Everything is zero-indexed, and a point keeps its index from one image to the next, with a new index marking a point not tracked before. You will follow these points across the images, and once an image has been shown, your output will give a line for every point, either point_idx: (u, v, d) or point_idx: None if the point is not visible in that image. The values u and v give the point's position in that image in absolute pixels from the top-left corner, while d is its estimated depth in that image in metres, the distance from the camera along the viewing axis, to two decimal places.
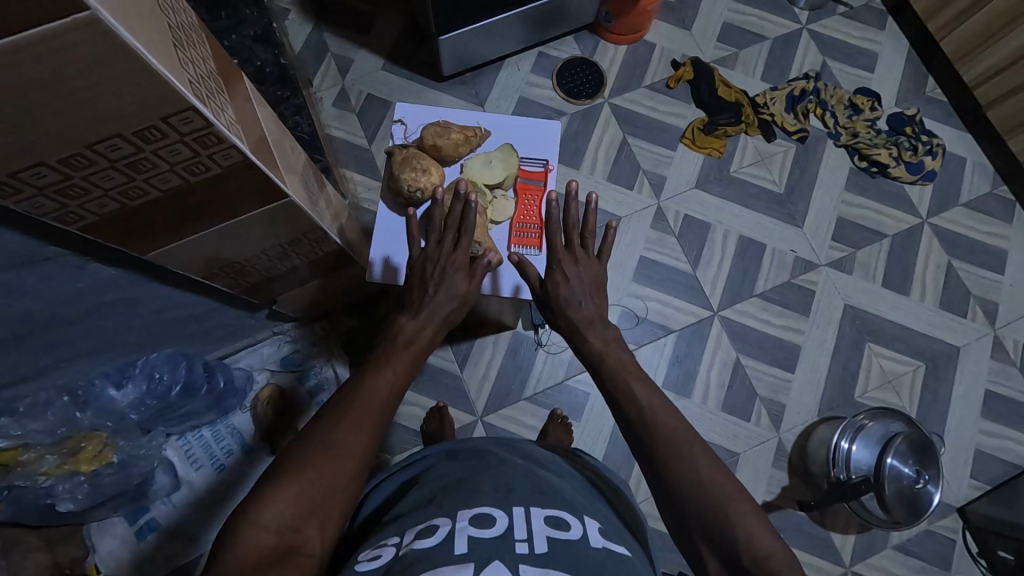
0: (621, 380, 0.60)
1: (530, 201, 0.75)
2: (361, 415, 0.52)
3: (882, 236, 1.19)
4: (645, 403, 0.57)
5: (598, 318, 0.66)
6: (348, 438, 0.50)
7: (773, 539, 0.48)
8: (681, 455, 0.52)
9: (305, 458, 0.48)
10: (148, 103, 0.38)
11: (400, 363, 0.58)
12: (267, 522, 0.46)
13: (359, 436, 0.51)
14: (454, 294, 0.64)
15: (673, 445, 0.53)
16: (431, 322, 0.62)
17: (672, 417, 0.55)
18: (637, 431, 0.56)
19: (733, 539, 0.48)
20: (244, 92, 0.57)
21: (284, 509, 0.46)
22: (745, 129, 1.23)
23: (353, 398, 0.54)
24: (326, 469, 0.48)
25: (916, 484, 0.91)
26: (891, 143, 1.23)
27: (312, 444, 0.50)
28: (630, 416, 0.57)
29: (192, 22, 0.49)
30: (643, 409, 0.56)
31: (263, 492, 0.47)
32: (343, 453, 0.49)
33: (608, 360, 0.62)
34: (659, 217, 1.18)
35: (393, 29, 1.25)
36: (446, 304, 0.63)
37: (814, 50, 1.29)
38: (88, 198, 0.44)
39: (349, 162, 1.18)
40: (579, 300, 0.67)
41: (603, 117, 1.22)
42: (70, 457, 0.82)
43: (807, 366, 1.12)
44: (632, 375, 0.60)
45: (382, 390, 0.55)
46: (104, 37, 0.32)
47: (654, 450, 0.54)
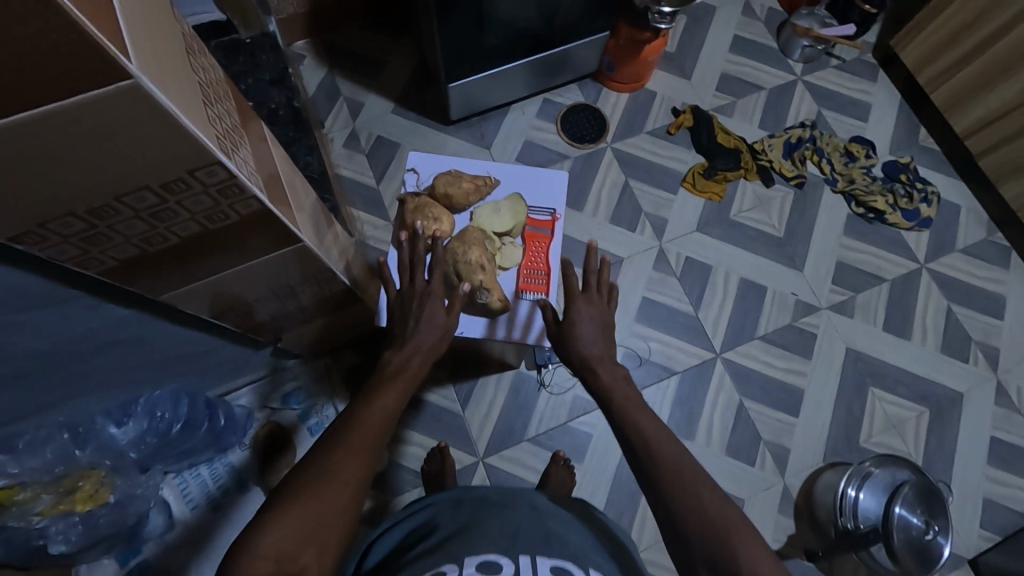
0: (626, 408, 0.61)
1: (537, 249, 0.78)
2: (358, 441, 0.52)
3: (880, 280, 1.20)
4: (647, 428, 0.58)
5: (604, 357, 0.66)
6: (347, 464, 0.50)
7: (775, 565, 0.48)
8: (686, 481, 0.52)
9: (303, 486, 0.48)
10: (177, 160, 0.40)
11: (397, 388, 0.58)
12: (264, 550, 0.45)
13: (357, 461, 0.51)
14: (440, 325, 0.63)
15: (674, 469, 0.53)
16: (422, 353, 0.62)
17: (671, 443, 0.56)
18: (638, 456, 0.56)
19: (733, 562, 0.47)
20: (261, 138, 0.59)
21: (281, 536, 0.46)
22: (744, 174, 1.26)
23: (352, 424, 0.54)
24: (323, 497, 0.48)
25: (925, 535, 0.88)
26: (887, 190, 1.26)
27: (308, 473, 0.49)
28: (635, 442, 0.57)
29: (219, 80, 0.51)
30: (644, 436, 0.57)
31: (261, 521, 0.47)
32: (340, 477, 0.49)
33: (616, 390, 0.63)
34: (661, 258, 1.19)
35: (403, 75, 1.29)
36: (429, 334, 0.63)
37: (809, 100, 1.34)
38: (110, 245, 0.45)
39: (357, 202, 1.21)
40: (592, 341, 0.67)
41: (606, 161, 1.26)
42: (65, 496, 0.79)
43: (810, 410, 1.11)
44: (636, 406, 0.61)
45: (376, 415, 0.55)
46: (143, 100, 0.34)
47: (657, 475, 0.54)
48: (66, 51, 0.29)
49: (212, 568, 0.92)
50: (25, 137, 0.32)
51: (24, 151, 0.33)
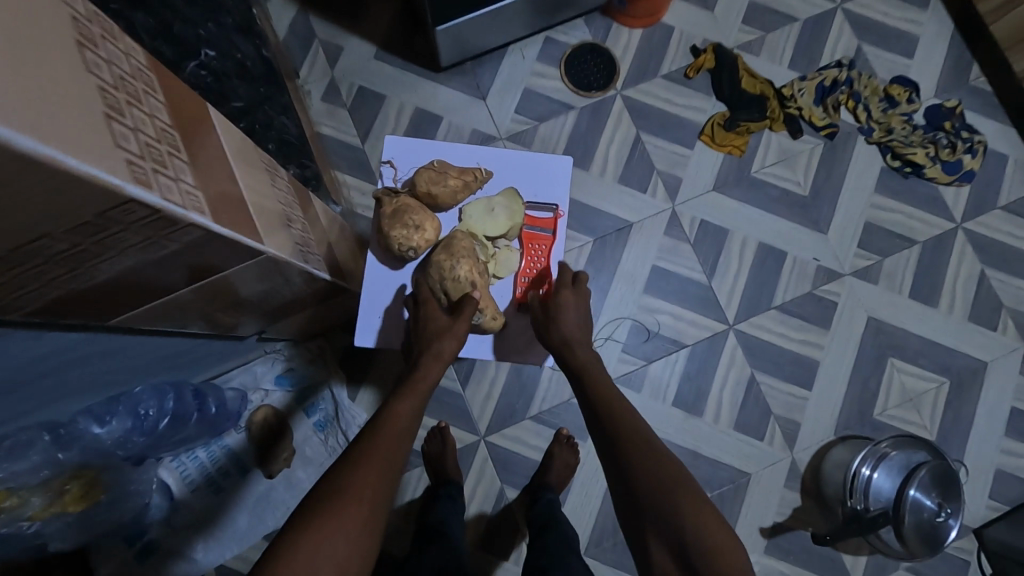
0: (605, 392, 0.68)
1: (535, 250, 0.78)
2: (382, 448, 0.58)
3: (911, 243, 1.11)
4: (616, 410, 0.66)
5: (579, 338, 0.71)
6: (375, 471, 0.55)
7: (716, 520, 0.55)
8: (641, 449, 0.61)
9: (335, 496, 0.52)
10: (78, 205, 0.31)
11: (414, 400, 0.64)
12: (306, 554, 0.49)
13: (384, 466, 0.56)
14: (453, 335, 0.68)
15: (635, 447, 0.62)
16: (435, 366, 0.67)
17: (641, 429, 0.64)
18: (606, 430, 0.65)
19: (682, 530, 0.54)
20: (203, 128, 0.50)
21: (326, 541, 0.50)
22: (770, 125, 1.13)
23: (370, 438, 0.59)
24: (345, 507, 0.52)
25: (936, 517, 0.87)
26: (928, 140, 1.13)
27: (337, 483, 0.54)
28: (602, 417, 0.66)
29: (135, 67, 0.42)
30: (614, 421, 0.65)
31: (296, 531, 0.50)
32: (371, 479, 0.55)
33: (597, 373, 0.70)
34: (674, 223, 1.10)
35: (385, 12, 1.13)
36: (448, 343, 0.68)
37: (849, 33, 1.17)
38: (24, 292, 0.38)
39: (340, 164, 1.10)
40: (578, 326, 0.72)
41: (615, 112, 1.13)
42: (57, 497, 0.76)
43: (824, 383, 1.06)
44: (611, 390, 0.68)
45: (396, 430, 0.60)
46: (4, 151, 0.25)
47: (618, 444, 0.63)
48: None
49: (221, 544, 0.96)
50: None
51: None
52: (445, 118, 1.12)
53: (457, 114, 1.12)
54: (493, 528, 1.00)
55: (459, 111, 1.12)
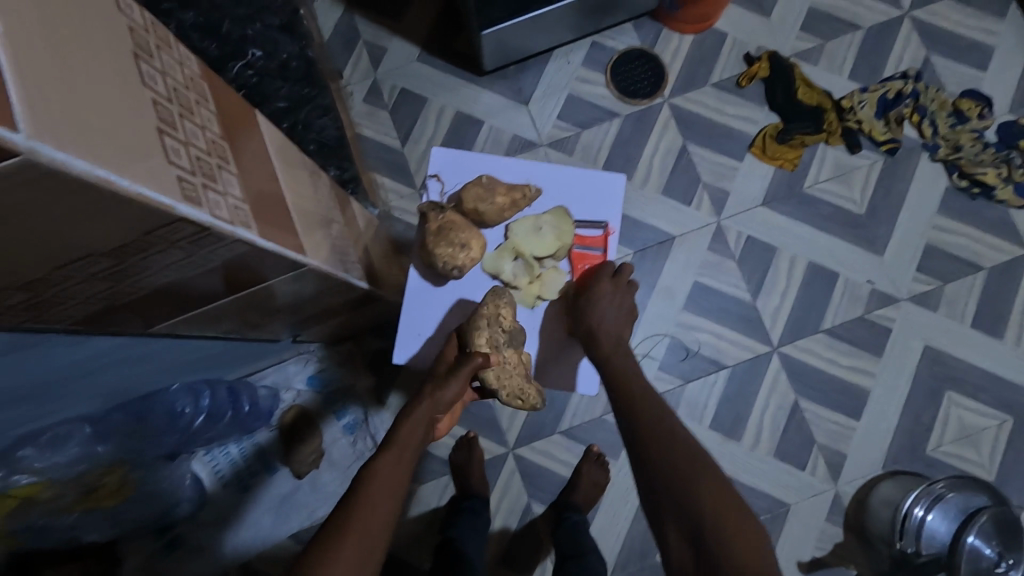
0: (632, 383, 0.65)
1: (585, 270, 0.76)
2: (382, 487, 0.52)
3: (975, 269, 1.04)
4: (637, 396, 0.63)
5: (606, 329, 0.69)
6: (382, 512, 0.50)
7: (736, 509, 0.53)
8: (660, 437, 0.59)
9: (343, 529, 0.48)
10: (125, 225, 0.31)
11: (416, 436, 0.58)
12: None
13: (389, 506, 0.51)
14: (452, 380, 0.62)
15: (663, 433, 0.59)
16: (427, 416, 0.60)
17: (669, 421, 0.60)
18: (627, 416, 0.62)
19: (701, 521, 0.53)
20: (253, 135, 0.50)
21: None
22: (826, 139, 1.07)
23: (368, 477, 0.53)
24: (354, 542, 0.48)
25: (996, 567, 0.80)
26: (1000, 160, 1.06)
27: (341, 518, 0.49)
28: (622, 399, 0.64)
29: (189, 77, 0.41)
30: (641, 410, 0.62)
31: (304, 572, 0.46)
32: (380, 516, 0.50)
33: (626, 364, 0.67)
34: (718, 238, 1.05)
35: (430, 14, 1.12)
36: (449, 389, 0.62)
37: (916, 42, 1.10)
38: (72, 305, 0.38)
39: (379, 166, 1.09)
40: (612, 319, 0.70)
41: (661, 121, 1.09)
42: (88, 493, 0.79)
43: (873, 413, 1.01)
44: (640, 378, 0.65)
45: (401, 465, 0.55)
46: (53, 175, 0.24)
47: (637, 431, 0.61)
48: None
49: (246, 537, 0.95)
50: None
51: None
52: (485, 123, 1.10)
53: (497, 119, 1.10)
54: (517, 542, 0.98)
55: (500, 115, 1.10)
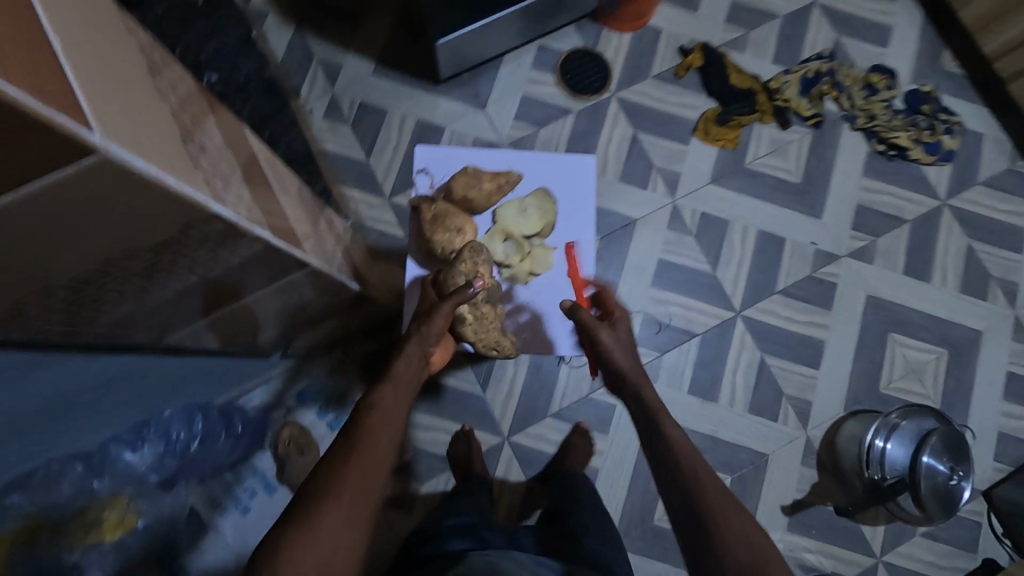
0: (690, 475, 0.55)
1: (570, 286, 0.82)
2: (380, 417, 0.55)
3: (901, 222, 1.16)
4: (693, 458, 0.57)
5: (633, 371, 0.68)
6: (382, 440, 0.53)
7: None
8: (725, 511, 0.52)
9: (341, 463, 0.50)
10: (164, 221, 0.33)
11: (411, 369, 0.63)
12: (325, 528, 0.46)
13: (390, 435, 0.54)
14: (441, 315, 0.66)
15: (733, 510, 0.53)
16: (421, 350, 0.65)
17: (745, 526, 0.52)
18: (679, 479, 0.56)
19: None
20: (245, 146, 0.53)
21: (337, 511, 0.47)
22: (760, 118, 1.18)
23: (368, 406, 0.56)
24: (352, 474, 0.49)
25: (950, 480, 0.92)
26: (909, 124, 1.19)
27: (339, 453, 0.51)
28: (673, 460, 0.57)
29: (190, 91, 0.44)
30: (708, 512, 0.53)
31: (310, 503, 0.47)
32: (381, 444, 0.53)
33: (682, 450, 0.58)
34: (676, 216, 1.13)
35: (381, 28, 1.16)
36: (439, 322, 0.67)
37: (827, 26, 1.23)
38: (101, 308, 0.41)
39: (348, 179, 1.11)
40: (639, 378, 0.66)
41: (611, 113, 1.16)
42: (90, 528, 0.78)
43: (831, 361, 1.10)
44: (706, 471, 0.56)
45: (395, 406, 0.57)
46: (118, 173, 0.28)
47: (699, 502, 0.53)
48: (20, 135, 0.23)
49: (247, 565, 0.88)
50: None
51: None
52: (447, 128, 1.14)
53: (458, 124, 1.14)
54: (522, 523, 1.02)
55: (460, 120, 1.14)
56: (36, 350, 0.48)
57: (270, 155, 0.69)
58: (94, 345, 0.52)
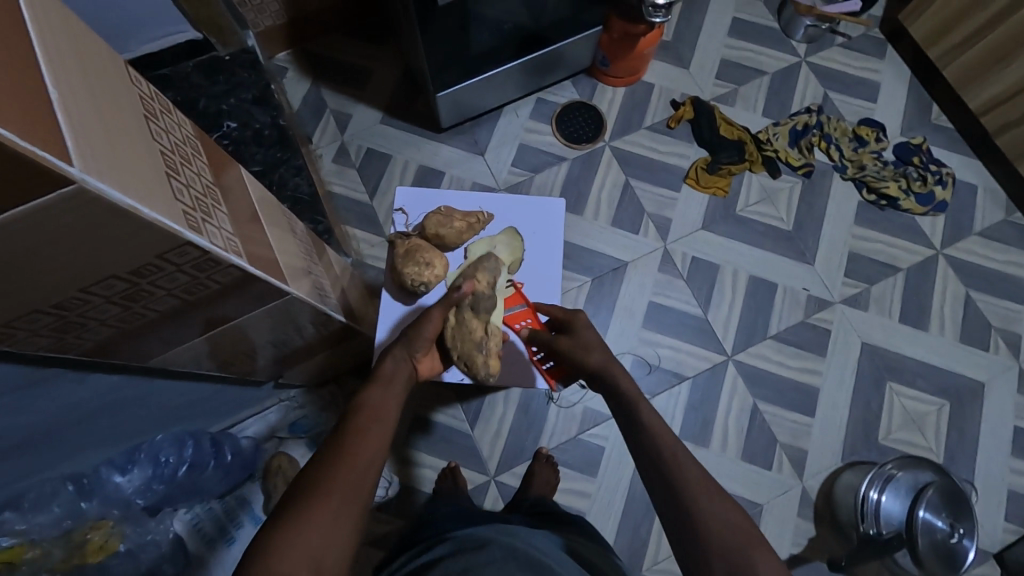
0: (669, 457, 0.54)
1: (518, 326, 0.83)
2: (369, 417, 0.57)
3: (895, 270, 1.16)
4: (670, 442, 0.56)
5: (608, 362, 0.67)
6: (372, 437, 0.55)
7: None
8: (705, 491, 0.51)
9: (336, 458, 0.51)
10: (142, 248, 0.37)
11: (401, 372, 0.65)
12: (315, 525, 0.46)
13: (380, 434, 0.56)
14: (431, 319, 0.72)
15: (713, 492, 0.51)
16: (407, 353, 0.69)
17: (727, 508, 0.50)
18: (657, 461, 0.55)
19: None
20: (239, 183, 0.58)
21: (333, 503, 0.48)
22: (749, 167, 1.21)
23: (359, 407, 0.58)
24: (344, 466, 0.51)
25: (950, 538, 0.88)
26: (899, 174, 1.21)
27: (333, 449, 0.53)
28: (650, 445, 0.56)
29: (188, 136, 0.50)
30: (687, 495, 0.51)
31: (303, 494, 0.48)
32: (370, 443, 0.54)
33: (658, 434, 0.57)
34: (666, 260, 1.16)
35: (391, 82, 1.25)
36: (430, 324, 0.71)
37: (814, 82, 1.28)
38: (84, 328, 0.44)
39: (351, 219, 1.17)
40: (609, 368, 0.66)
41: (604, 161, 1.21)
42: (75, 551, 0.79)
43: (826, 409, 1.08)
44: (682, 451, 0.55)
45: (388, 409, 0.59)
46: (95, 202, 0.31)
47: (677, 482, 0.52)
48: (7, 170, 0.27)
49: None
50: None
51: None
52: (447, 173, 1.20)
53: (458, 169, 1.21)
54: None
55: (460, 166, 1.21)
56: (31, 367, 0.50)
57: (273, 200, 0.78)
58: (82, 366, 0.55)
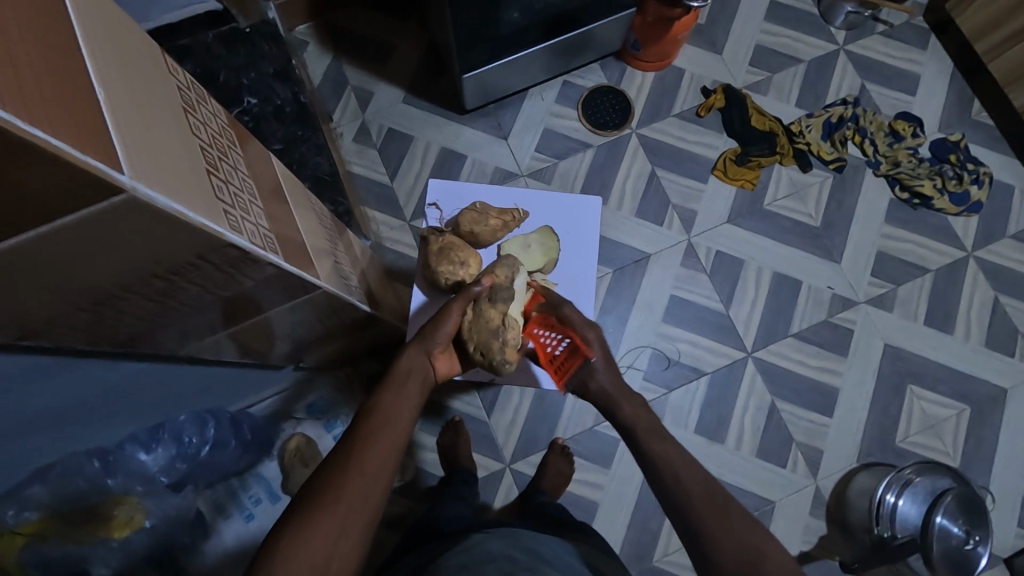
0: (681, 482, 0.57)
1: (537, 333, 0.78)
2: (379, 421, 0.56)
3: (923, 271, 1.14)
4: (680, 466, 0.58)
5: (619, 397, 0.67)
6: (381, 442, 0.54)
7: None
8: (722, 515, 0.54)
9: (347, 460, 0.52)
10: (184, 249, 0.37)
11: (415, 370, 0.64)
12: (322, 535, 0.47)
13: (391, 436, 0.55)
14: (449, 317, 0.70)
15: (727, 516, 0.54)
16: (424, 351, 0.67)
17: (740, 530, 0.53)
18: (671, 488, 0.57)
19: None
20: (272, 173, 0.58)
21: (341, 510, 0.48)
22: (779, 160, 1.18)
23: (370, 408, 0.58)
24: (353, 469, 0.51)
25: (965, 544, 0.88)
26: (934, 173, 1.17)
27: (343, 450, 0.53)
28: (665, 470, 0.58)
29: (223, 125, 0.49)
30: (704, 523, 0.54)
31: (316, 497, 0.49)
32: (382, 446, 0.54)
33: (671, 460, 0.59)
34: (690, 253, 1.14)
35: (414, 60, 1.21)
36: (448, 322, 0.70)
37: (852, 72, 1.23)
38: (122, 322, 0.45)
39: (370, 201, 1.15)
40: (619, 397, 0.67)
41: (630, 149, 1.18)
42: (99, 523, 0.80)
43: (844, 410, 1.08)
44: (696, 479, 0.57)
45: (402, 409, 0.58)
46: (141, 207, 0.31)
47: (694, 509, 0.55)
48: (60, 178, 0.27)
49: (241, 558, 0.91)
50: (28, 252, 0.31)
51: (38, 263, 0.32)
52: (469, 157, 1.18)
53: (480, 153, 1.18)
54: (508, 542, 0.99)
55: (482, 150, 1.18)
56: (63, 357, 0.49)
57: (302, 187, 0.77)
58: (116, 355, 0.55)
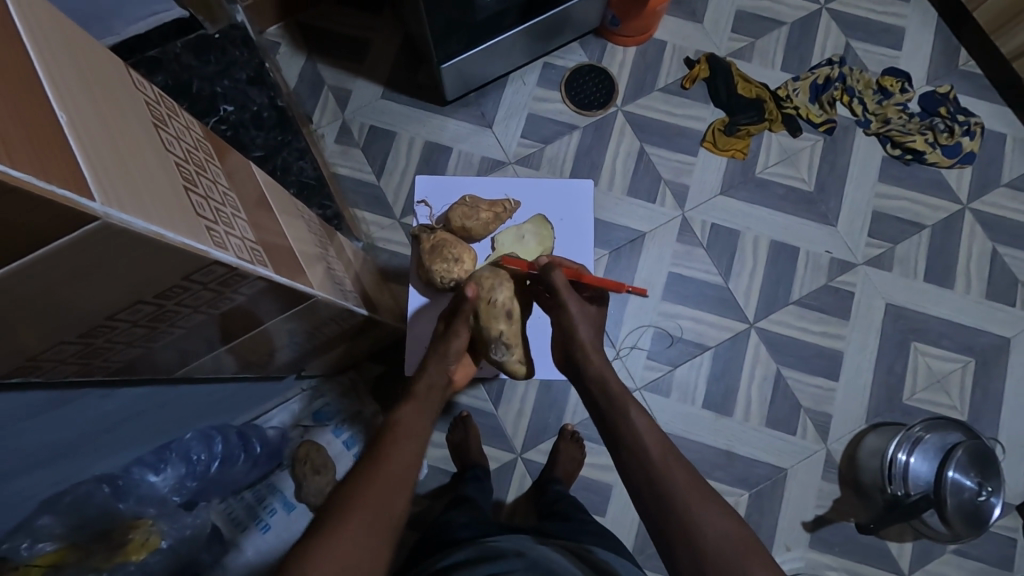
0: (658, 475, 0.55)
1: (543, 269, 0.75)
2: (404, 434, 0.56)
3: (921, 227, 1.13)
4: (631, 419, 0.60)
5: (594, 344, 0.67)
6: (404, 451, 0.54)
7: (737, 526, 0.51)
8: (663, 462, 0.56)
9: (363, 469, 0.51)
10: (170, 271, 0.37)
11: (435, 389, 0.63)
12: (342, 539, 0.46)
13: (412, 447, 0.54)
14: (458, 332, 0.67)
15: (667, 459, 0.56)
16: (442, 369, 0.65)
17: (677, 470, 0.55)
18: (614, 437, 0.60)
19: (703, 533, 0.51)
20: (255, 183, 0.57)
21: (355, 521, 0.47)
22: (769, 126, 1.16)
23: (392, 424, 0.57)
24: (370, 479, 0.50)
25: (978, 496, 0.90)
26: (925, 127, 1.16)
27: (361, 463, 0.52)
28: (620, 427, 0.60)
29: (196, 136, 0.47)
30: (677, 500, 0.53)
31: (336, 504, 0.49)
32: (399, 456, 0.53)
33: (643, 444, 0.57)
34: (685, 229, 1.13)
35: (389, 54, 1.19)
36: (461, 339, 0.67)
37: (836, 31, 1.21)
38: (111, 351, 0.44)
39: (359, 201, 1.14)
40: (606, 370, 0.65)
41: (617, 127, 1.16)
42: (115, 550, 0.76)
43: (850, 373, 1.08)
44: (642, 427, 0.59)
45: (421, 421, 0.58)
46: (120, 234, 0.30)
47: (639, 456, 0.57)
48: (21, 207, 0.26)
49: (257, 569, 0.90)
50: (9, 289, 0.30)
51: (25, 299, 0.31)
52: (454, 149, 1.16)
53: (466, 143, 1.16)
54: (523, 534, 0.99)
55: (468, 140, 1.16)
56: (60, 389, 0.51)
57: (289, 196, 0.75)
58: (106, 382, 0.54)
